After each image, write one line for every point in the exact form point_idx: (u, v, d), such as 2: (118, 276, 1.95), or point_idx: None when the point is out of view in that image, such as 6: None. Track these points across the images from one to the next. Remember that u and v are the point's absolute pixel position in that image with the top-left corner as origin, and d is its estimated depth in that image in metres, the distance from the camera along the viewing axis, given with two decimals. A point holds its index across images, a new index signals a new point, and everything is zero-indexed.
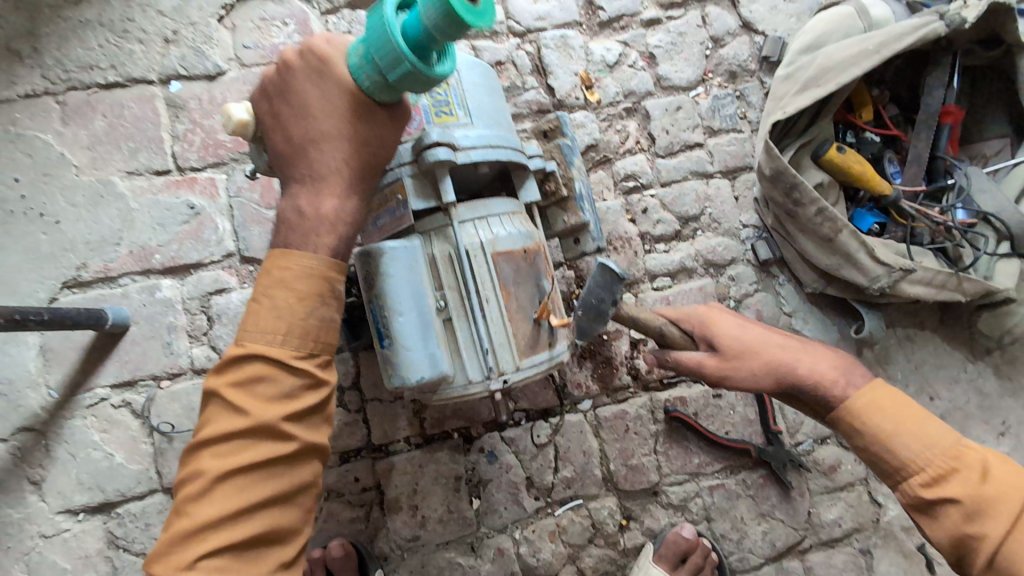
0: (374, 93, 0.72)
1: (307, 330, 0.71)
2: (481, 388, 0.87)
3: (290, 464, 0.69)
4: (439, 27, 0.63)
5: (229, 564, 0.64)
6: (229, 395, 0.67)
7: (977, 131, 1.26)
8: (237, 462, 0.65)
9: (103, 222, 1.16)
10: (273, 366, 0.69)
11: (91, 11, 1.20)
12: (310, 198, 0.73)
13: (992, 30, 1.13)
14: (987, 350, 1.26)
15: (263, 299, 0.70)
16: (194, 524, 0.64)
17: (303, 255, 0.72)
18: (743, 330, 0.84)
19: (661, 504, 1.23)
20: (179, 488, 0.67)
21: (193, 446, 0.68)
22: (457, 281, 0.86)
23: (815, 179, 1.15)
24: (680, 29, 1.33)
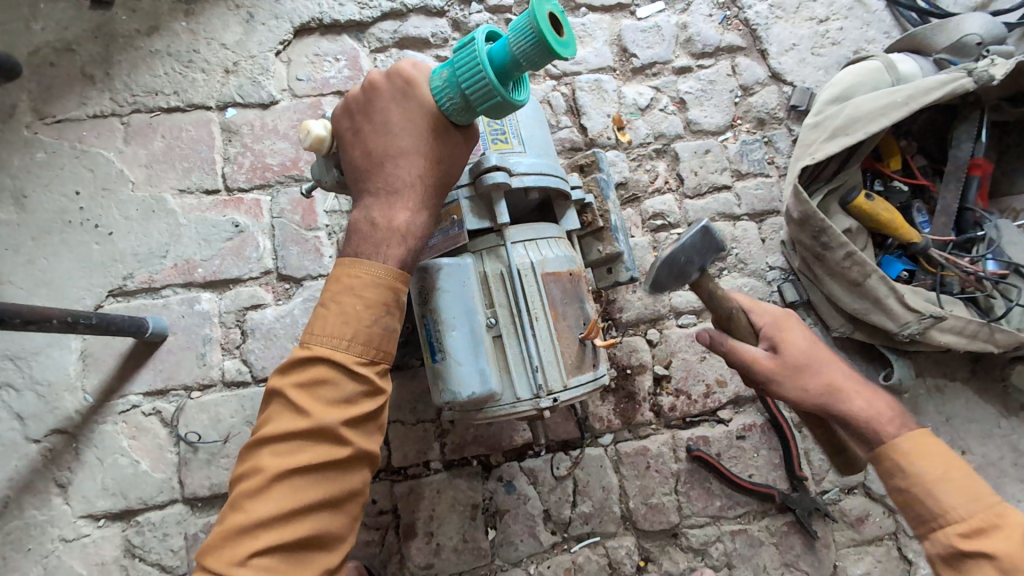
0: (453, 116, 0.76)
1: (370, 336, 0.74)
2: (530, 406, 0.88)
3: (342, 470, 0.70)
4: (527, 55, 0.68)
5: (277, 565, 0.65)
6: (292, 395, 0.70)
7: (1006, 185, 1.27)
8: (295, 461, 0.68)
9: (152, 235, 1.22)
10: (335, 370, 0.72)
11: (162, 42, 1.30)
12: (384, 210, 0.76)
13: (1019, 88, 1.16)
14: (1021, 406, 1.23)
15: (332, 304, 0.74)
16: (248, 520, 0.66)
17: (371, 266, 0.75)
18: (808, 342, 0.88)
19: (680, 547, 1.20)
20: (239, 481, 0.70)
21: (254, 442, 0.70)
22: (507, 299, 0.89)
23: (843, 225, 1.16)
24: (710, 77, 1.39)
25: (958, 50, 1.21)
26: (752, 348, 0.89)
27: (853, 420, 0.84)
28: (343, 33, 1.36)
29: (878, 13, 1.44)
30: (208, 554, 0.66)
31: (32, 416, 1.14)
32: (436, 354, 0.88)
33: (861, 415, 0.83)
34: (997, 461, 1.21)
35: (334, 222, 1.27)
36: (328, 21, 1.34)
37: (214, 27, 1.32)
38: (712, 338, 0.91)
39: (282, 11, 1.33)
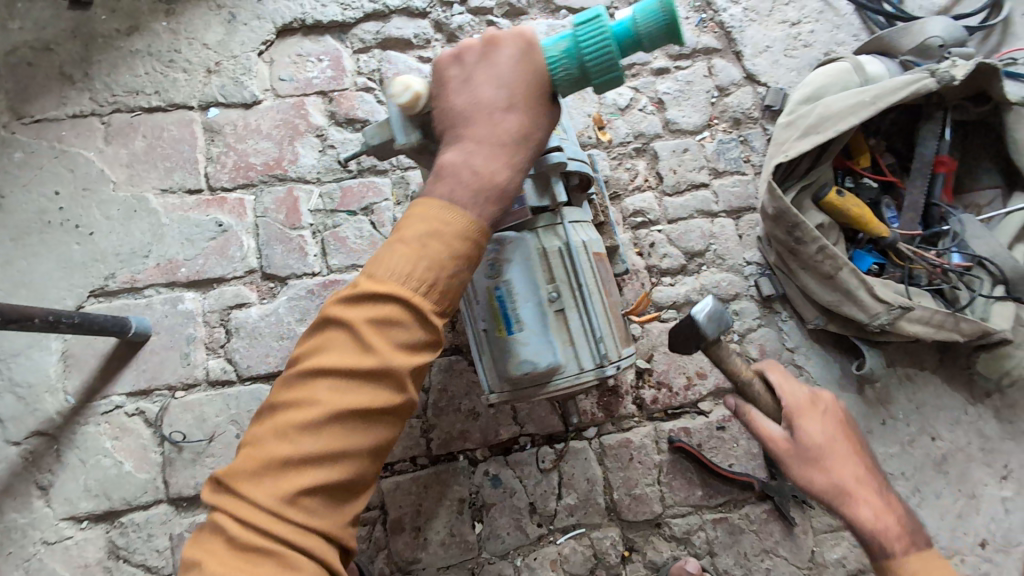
0: (559, 86, 0.75)
1: (448, 287, 0.70)
2: (593, 376, 0.92)
3: (393, 418, 0.68)
4: (652, 36, 0.72)
5: (316, 506, 0.63)
6: (362, 331, 0.65)
7: (970, 180, 1.31)
8: (355, 402, 0.64)
9: (134, 235, 1.22)
10: (410, 314, 0.67)
11: (142, 42, 1.30)
12: (486, 159, 0.72)
13: (979, 88, 1.22)
14: (987, 393, 1.28)
15: (416, 244, 0.69)
16: (295, 457, 0.62)
17: (456, 213, 0.70)
18: (829, 432, 0.90)
19: (663, 537, 1.23)
20: (286, 407, 0.65)
21: (311, 372, 0.66)
22: (567, 275, 0.91)
23: (815, 220, 1.20)
24: (687, 78, 1.42)
25: (920, 52, 1.27)
26: (770, 426, 0.92)
27: (856, 524, 0.87)
28: (325, 34, 1.36)
29: (848, 16, 1.49)
30: (245, 477, 0.63)
31: (13, 418, 1.13)
32: (507, 325, 0.89)
33: (863, 522, 0.87)
34: (964, 447, 1.25)
35: (317, 221, 1.28)
36: (310, 22, 1.35)
37: (196, 27, 1.32)
38: (737, 406, 0.95)
39: (264, 11, 1.34)
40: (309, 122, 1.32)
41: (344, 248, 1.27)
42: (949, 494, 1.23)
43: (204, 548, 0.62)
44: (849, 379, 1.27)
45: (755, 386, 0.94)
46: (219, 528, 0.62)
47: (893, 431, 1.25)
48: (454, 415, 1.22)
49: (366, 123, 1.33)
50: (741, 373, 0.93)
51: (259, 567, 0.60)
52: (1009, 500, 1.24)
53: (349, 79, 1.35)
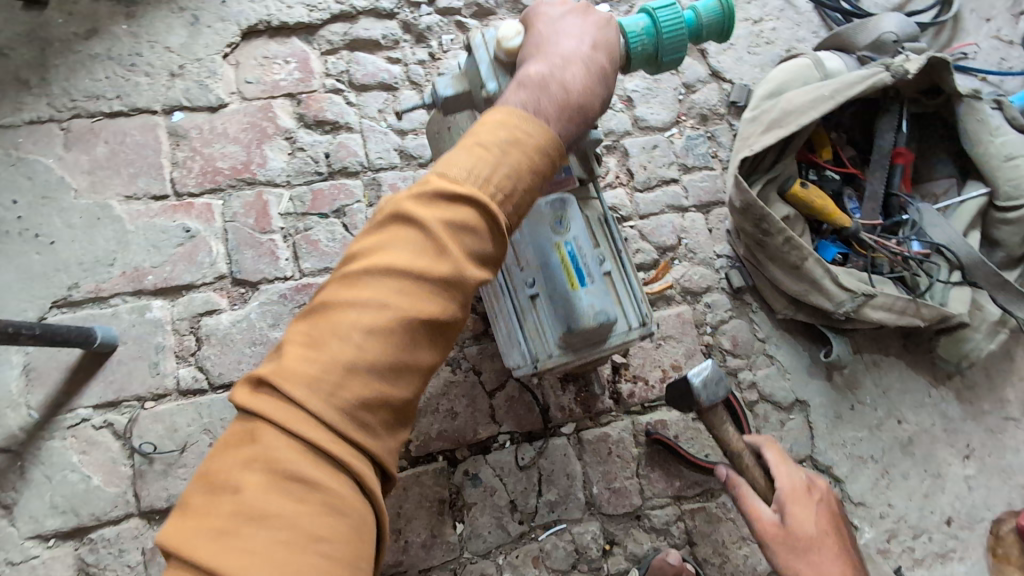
0: (637, 60, 0.86)
1: (520, 203, 0.67)
2: (638, 334, 0.97)
3: (448, 335, 0.64)
4: (711, 29, 0.89)
5: (366, 420, 0.58)
6: (439, 233, 0.61)
7: (927, 171, 1.36)
8: (423, 310, 0.60)
9: (98, 243, 1.19)
10: (484, 224, 0.64)
11: (101, 46, 1.27)
12: (574, 77, 0.72)
13: (932, 82, 1.27)
14: (948, 376, 1.33)
15: (497, 149, 0.65)
16: (354, 362, 0.57)
17: (535, 124, 0.68)
18: (819, 521, 0.91)
19: (643, 529, 1.24)
20: (345, 307, 0.59)
21: (377, 270, 0.60)
22: (608, 241, 0.99)
23: (782, 213, 1.22)
24: (655, 77, 1.45)
25: (876, 48, 1.31)
26: (761, 507, 0.93)
27: None
28: (292, 36, 1.35)
29: (807, 14, 1.53)
30: (298, 383, 0.56)
31: None
32: (566, 281, 0.92)
33: None
34: (929, 428, 1.30)
35: (288, 224, 1.26)
36: (276, 24, 1.34)
37: (158, 30, 1.30)
38: (729, 479, 0.96)
39: (229, 14, 1.33)
40: (278, 125, 1.30)
41: (316, 252, 1.25)
42: (916, 475, 1.27)
43: (239, 464, 0.55)
44: (818, 366, 1.30)
45: (746, 459, 0.97)
46: (259, 440, 0.55)
47: (861, 415, 1.29)
48: (432, 416, 1.21)
49: (336, 125, 1.32)
50: (733, 445, 0.97)
51: (300, 488, 0.54)
52: (972, 478, 1.29)
53: (317, 81, 1.34)
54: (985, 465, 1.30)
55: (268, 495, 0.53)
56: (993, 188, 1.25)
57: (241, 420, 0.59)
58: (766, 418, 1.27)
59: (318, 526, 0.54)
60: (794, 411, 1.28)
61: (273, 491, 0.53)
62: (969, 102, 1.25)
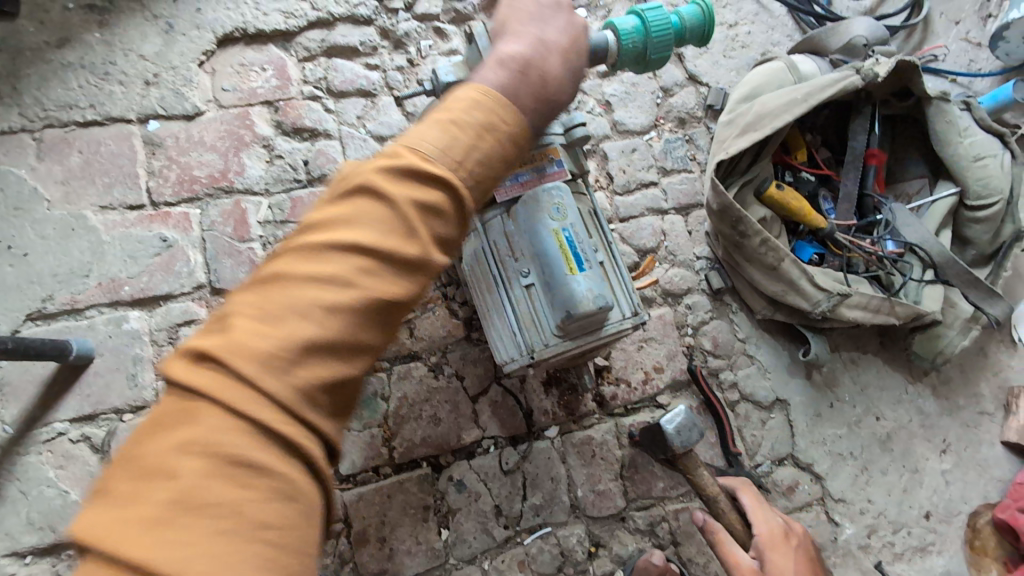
0: (625, 57, 0.89)
1: (486, 189, 0.67)
2: (631, 324, 0.97)
3: (405, 317, 0.63)
4: (695, 32, 0.92)
5: (319, 401, 0.55)
6: (407, 210, 0.59)
7: (900, 171, 1.38)
8: (386, 290, 0.58)
9: (72, 254, 1.17)
10: (453, 207, 0.63)
11: (74, 54, 1.25)
12: (551, 69, 0.72)
13: (902, 84, 1.29)
14: (924, 372, 1.35)
15: (470, 131, 0.64)
16: (314, 340, 0.54)
17: (510, 111, 0.67)
18: (796, 568, 0.98)
19: (628, 530, 1.24)
20: (302, 280, 0.56)
21: (341, 243, 0.57)
22: (599, 233, 0.99)
23: (758, 214, 1.24)
24: (633, 80, 1.46)
25: (848, 52, 1.34)
26: (741, 554, 0.99)
27: None
28: (268, 43, 1.34)
29: (781, 17, 1.55)
30: (249, 360, 0.52)
31: None
32: (564, 266, 0.90)
33: None
34: (906, 424, 1.32)
35: (267, 233, 1.25)
36: (252, 31, 1.33)
37: (132, 38, 1.28)
38: (706, 523, 1.04)
39: (204, 21, 1.32)
40: (255, 133, 1.29)
41: None
42: (894, 470, 1.29)
43: (175, 446, 0.49)
44: (797, 365, 1.32)
45: (721, 504, 1.05)
46: (199, 421, 0.50)
47: (840, 413, 1.30)
48: (416, 422, 1.21)
49: (314, 133, 1.32)
50: (709, 489, 1.05)
51: (246, 473, 0.50)
52: (949, 472, 1.31)
53: (294, 88, 1.33)
54: (961, 460, 1.32)
55: (212, 482, 0.49)
56: (963, 187, 1.28)
57: (174, 395, 0.53)
58: (747, 418, 1.29)
59: (266, 514, 0.50)
60: (774, 410, 1.30)
61: (217, 478, 0.49)
62: (939, 104, 1.27)
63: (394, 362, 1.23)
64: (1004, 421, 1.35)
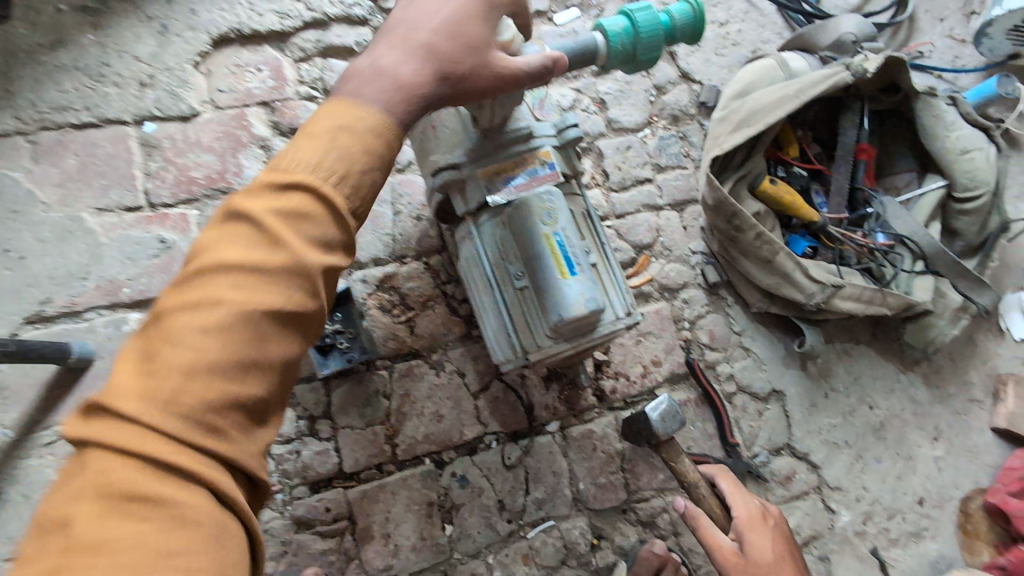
0: (615, 57, 0.91)
1: (361, 183, 0.65)
2: (625, 324, 0.98)
3: (300, 325, 0.61)
4: (685, 32, 0.93)
5: (210, 423, 0.55)
6: (269, 222, 0.59)
7: (889, 165, 1.41)
8: (260, 301, 0.57)
9: (70, 257, 1.17)
10: (320, 208, 0.62)
11: (68, 56, 1.24)
12: (392, 62, 0.70)
13: (890, 80, 1.32)
14: (916, 361, 1.38)
15: (324, 135, 0.64)
16: (188, 363, 0.54)
17: (373, 108, 0.67)
18: (775, 547, 1.02)
19: (630, 522, 1.26)
20: (179, 313, 0.57)
21: (207, 272, 0.58)
22: (592, 236, 1.00)
23: (753, 209, 1.26)
24: (626, 78, 1.47)
25: (837, 48, 1.36)
26: (721, 538, 1.03)
27: None
28: (263, 43, 1.34)
29: (771, 15, 1.58)
30: (128, 400, 0.53)
31: None
32: (555, 271, 0.91)
33: None
34: (899, 412, 1.35)
35: None
36: (247, 32, 1.33)
37: (126, 39, 1.28)
38: (687, 510, 1.07)
39: (199, 22, 1.31)
40: (252, 134, 1.29)
41: None
42: (888, 458, 1.32)
43: (71, 494, 0.51)
44: (792, 356, 1.35)
45: (702, 489, 1.07)
46: (92, 467, 0.52)
47: (835, 403, 1.33)
48: (418, 419, 1.22)
49: None
50: (689, 476, 1.07)
51: (139, 506, 0.50)
52: (941, 459, 1.34)
53: (291, 89, 1.33)
54: (953, 446, 1.35)
55: (103, 521, 0.49)
56: (950, 181, 1.31)
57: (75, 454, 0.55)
58: (744, 409, 1.31)
59: (168, 541, 0.50)
60: (771, 401, 1.32)
61: (109, 517, 0.50)
62: (926, 99, 1.30)
63: (395, 360, 1.24)
64: (993, 407, 1.38)
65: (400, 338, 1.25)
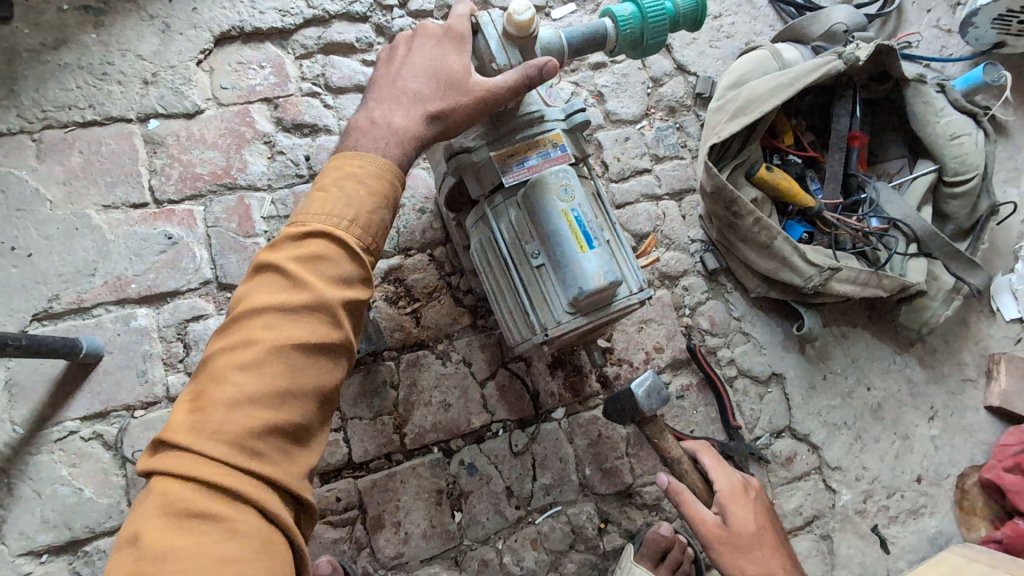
0: (623, 42, 0.95)
1: (369, 224, 0.75)
2: (638, 299, 1.00)
3: (330, 354, 0.70)
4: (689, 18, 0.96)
5: (255, 447, 0.63)
6: (291, 266, 0.69)
7: (881, 152, 1.45)
8: (290, 335, 0.66)
9: (77, 254, 1.17)
10: (336, 250, 0.72)
11: (70, 55, 1.25)
12: (384, 112, 0.81)
13: (881, 68, 1.35)
14: (911, 342, 1.42)
15: (332, 187, 0.74)
16: (234, 395, 0.63)
17: (376, 157, 0.77)
18: (756, 518, 1.06)
19: (636, 505, 1.28)
20: (219, 356, 0.66)
21: (242, 317, 0.68)
22: (603, 215, 1.02)
23: (750, 195, 1.29)
24: (623, 71, 1.50)
25: (829, 38, 1.40)
26: (705, 512, 1.05)
27: None
28: (265, 41, 1.36)
29: (763, 8, 1.61)
30: (185, 431, 0.62)
31: None
32: (573, 244, 0.93)
33: None
34: (896, 392, 1.38)
35: (271, 227, 1.27)
36: (249, 29, 1.34)
37: (128, 38, 1.29)
38: (671, 485, 1.07)
39: (200, 20, 1.33)
40: (256, 130, 1.30)
41: None
42: (886, 438, 1.35)
43: (144, 514, 0.60)
44: (791, 340, 1.37)
45: (684, 465, 1.09)
46: (157, 490, 0.61)
47: (834, 385, 1.36)
48: (426, 408, 1.23)
49: (315, 128, 1.33)
50: (672, 452, 1.09)
51: (200, 520, 0.59)
52: (937, 437, 1.37)
53: (293, 85, 1.35)
54: (948, 425, 1.38)
55: (172, 534, 0.58)
56: (941, 165, 1.34)
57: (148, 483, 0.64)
58: (745, 392, 1.34)
59: (226, 549, 0.58)
60: (771, 384, 1.35)
61: (176, 530, 0.58)
62: (916, 86, 1.33)
63: (401, 350, 1.26)
64: (987, 386, 1.42)
65: (407, 329, 1.26)
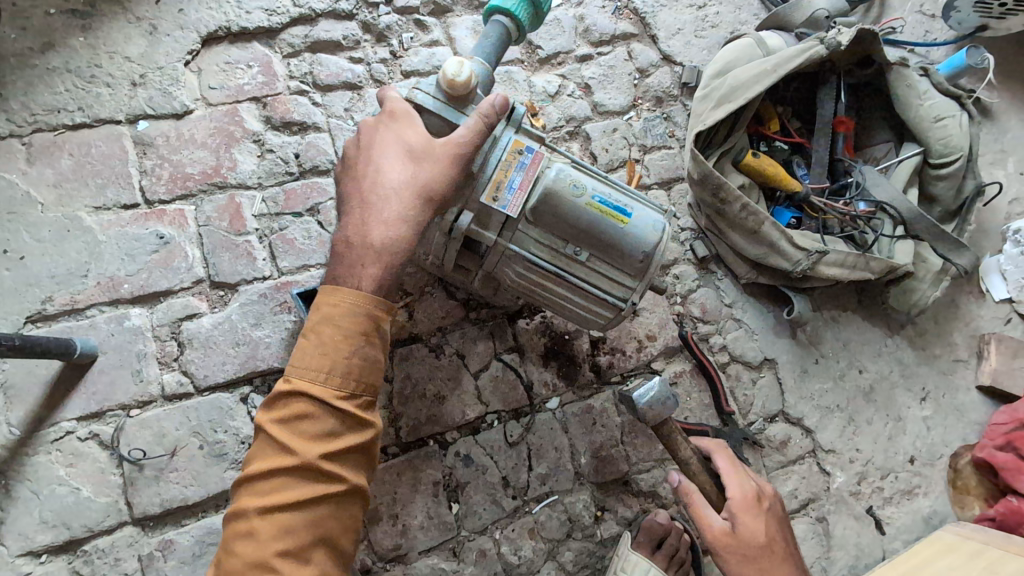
0: (528, 23, 1.03)
1: (350, 365, 0.81)
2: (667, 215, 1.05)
3: (326, 500, 0.78)
4: None
5: None
6: (275, 429, 0.79)
7: (867, 138, 1.46)
8: (281, 498, 0.76)
9: (69, 255, 1.18)
10: (315, 405, 0.79)
11: (58, 59, 1.26)
12: (359, 229, 0.84)
13: (864, 53, 1.36)
14: (901, 325, 1.43)
15: (312, 335, 0.82)
16: (245, 562, 0.74)
17: (349, 293, 0.82)
18: (766, 527, 1.04)
19: (632, 493, 1.29)
20: (234, 520, 0.78)
21: (244, 481, 0.79)
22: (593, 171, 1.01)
23: (738, 181, 1.30)
24: (610, 63, 1.51)
25: (811, 25, 1.42)
26: (713, 517, 1.04)
27: None
28: (252, 40, 1.36)
29: None
30: None
31: None
32: (617, 223, 0.97)
33: None
34: (888, 374, 1.39)
35: (262, 224, 1.27)
36: (236, 29, 1.35)
37: (116, 41, 1.30)
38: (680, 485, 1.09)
39: (188, 21, 1.33)
40: (245, 129, 1.31)
41: (292, 250, 1.27)
42: (879, 420, 1.36)
43: None
44: (782, 325, 1.38)
45: (695, 466, 1.09)
46: None
47: (825, 368, 1.37)
48: (420, 401, 1.24)
49: (303, 126, 1.34)
50: (683, 453, 1.09)
51: None
52: (930, 418, 1.38)
53: (281, 84, 1.35)
54: (940, 406, 1.39)
55: None
56: (925, 148, 1.35)
57: None
58: (738, 378, 1.34)
59: None
60: (764, 369, 1.36)
61: None
62: (899, 70, 1.34)
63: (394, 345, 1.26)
64: (978, 366, 1.43)
65: (399, 323, 1.27)
